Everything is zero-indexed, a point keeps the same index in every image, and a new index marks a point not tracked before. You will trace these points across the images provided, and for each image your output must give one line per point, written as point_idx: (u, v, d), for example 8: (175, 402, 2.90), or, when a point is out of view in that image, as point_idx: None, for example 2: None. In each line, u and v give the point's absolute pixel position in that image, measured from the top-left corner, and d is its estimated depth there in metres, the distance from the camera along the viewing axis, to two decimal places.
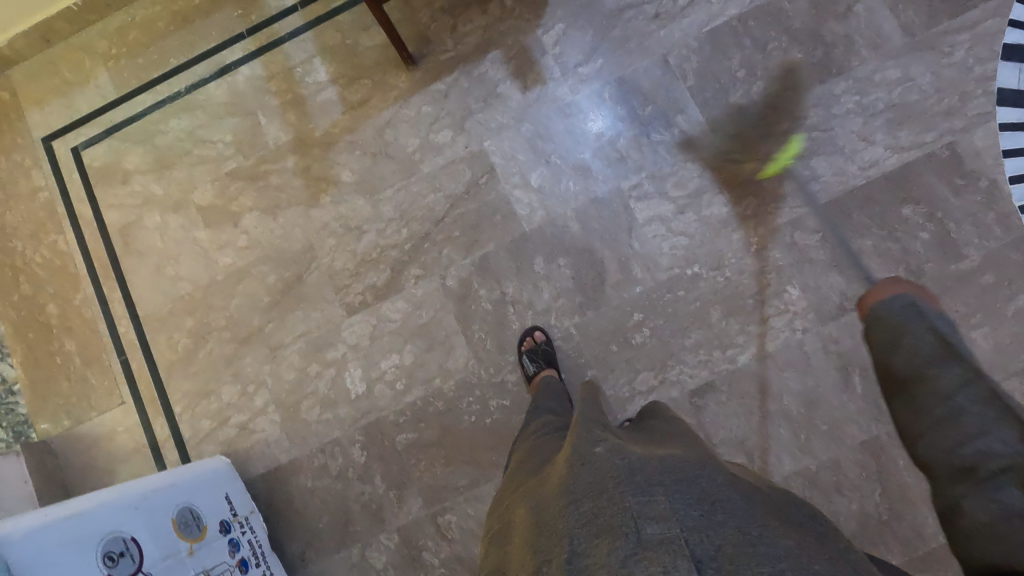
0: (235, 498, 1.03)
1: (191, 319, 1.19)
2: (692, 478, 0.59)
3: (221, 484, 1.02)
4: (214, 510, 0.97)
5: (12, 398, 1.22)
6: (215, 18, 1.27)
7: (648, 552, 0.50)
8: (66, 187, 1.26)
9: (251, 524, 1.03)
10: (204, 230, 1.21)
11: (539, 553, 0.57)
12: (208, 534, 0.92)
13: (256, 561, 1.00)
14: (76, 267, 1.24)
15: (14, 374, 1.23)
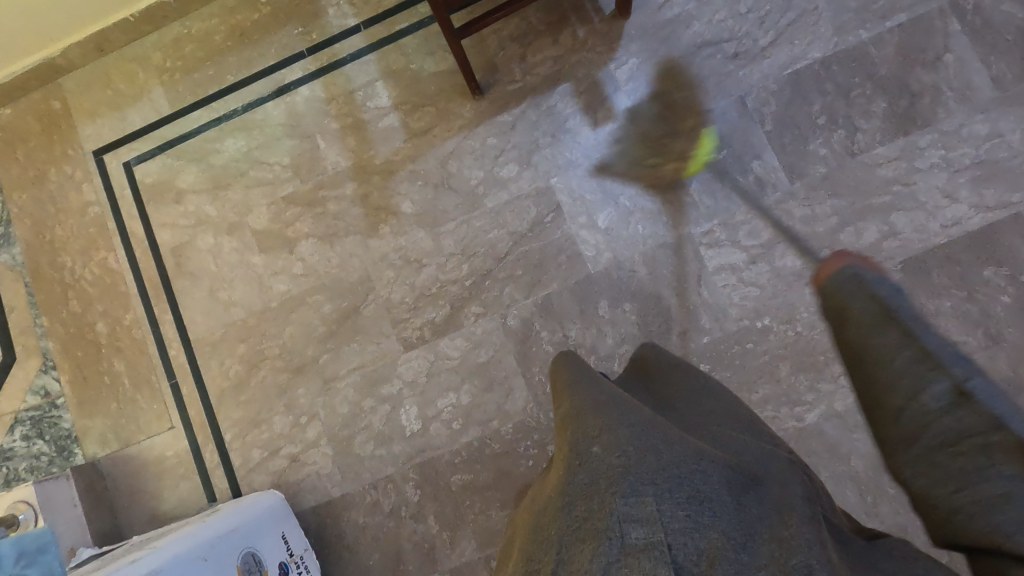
0: (291, 536, 1.02)
1: (244, 346, 1.17)
2: (687, 466, 0.51)
3: (278, 523, 1.01)
4: (273, 552, 0.96)
5: (57, 412, 1.21)
6: (275, 34, 1.23)
7: (631, 561, 0.44)
8: (116, 203, 1.24)
9: (306, 563, 1.02)
10: (259, 255, 1.19)
11: (529, 558, 0.51)
12: None
13: None
14: (125, 285, 1.22)
15: (59, 389, 1.22)
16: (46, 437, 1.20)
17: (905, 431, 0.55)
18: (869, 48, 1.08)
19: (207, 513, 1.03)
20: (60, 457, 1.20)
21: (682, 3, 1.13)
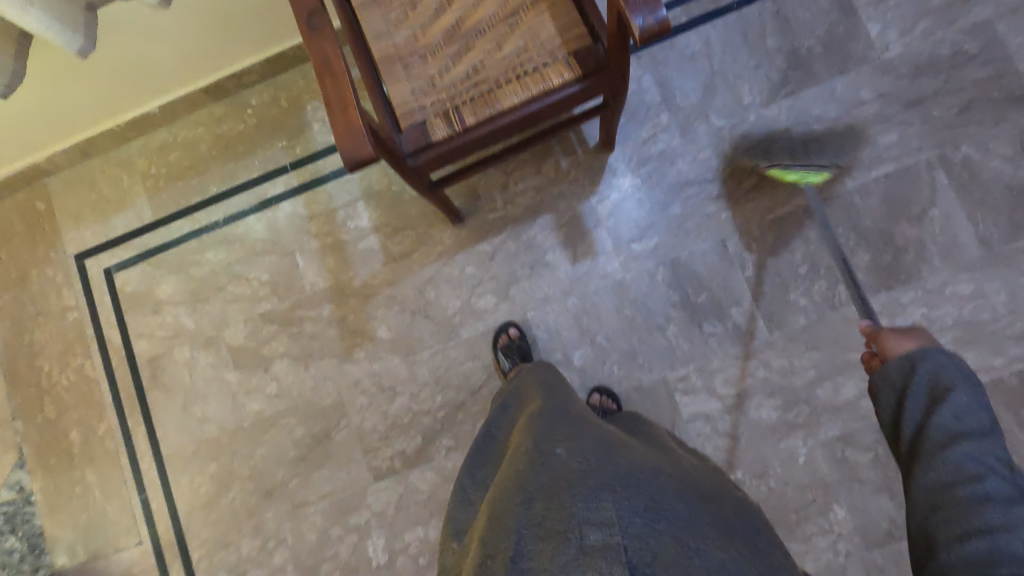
0: None
1: (215, 464, 1.17)
2: (645, 482, 0.60)
3: None
4: None
5: (29, 507, 1.21)
6: (260, 148, 1.23)
7: (588, 557, 0.52)
8: (97, 309, 1.24)
9: None
10: (234, 372, 1.18)
11: (485, 546, 0.59)
12: None
13: None
14: (101, 394, 1.21)
15: (31, 483, 1.22)
16: (16, 537, 1.20)
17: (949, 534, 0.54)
18: (854, 196, 1.07)
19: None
20: (31, 555, 1.20)
21: (667, 139, 1.12)
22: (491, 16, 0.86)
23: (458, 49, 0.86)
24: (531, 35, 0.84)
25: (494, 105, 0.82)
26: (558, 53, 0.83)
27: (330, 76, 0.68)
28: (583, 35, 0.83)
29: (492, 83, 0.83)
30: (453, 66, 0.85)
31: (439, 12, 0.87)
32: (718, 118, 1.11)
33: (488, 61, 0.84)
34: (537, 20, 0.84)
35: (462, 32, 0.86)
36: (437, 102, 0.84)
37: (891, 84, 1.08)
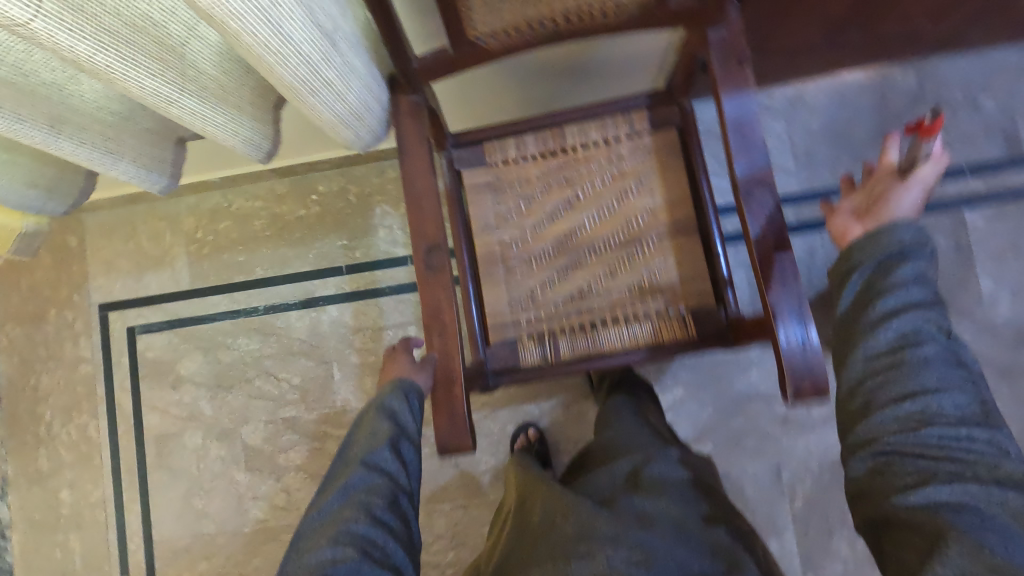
0: None
1: (206, 563, 1.12)
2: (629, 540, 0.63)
3: None
4: None
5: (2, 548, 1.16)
6: (317, 240, 1.14)
7: None
8: (112, 368, 1.17)
9: None
10: (244, 472, 1.13)
11: None
12: None
13: None
14: (101, 459, 1.16)
15: (8, 523, 1.16)
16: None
17: (893, 421, 0.55)
18: None
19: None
20: None
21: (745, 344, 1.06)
22: (611, 237, 0.77)
23: (566, 264, 0.78)
24: (651, 274, 0.77)
25: (597, 346, 0.76)
26: (675, 303, 0.76)
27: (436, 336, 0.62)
28: (707, 291, 0.76)
29: (596, 316, 0.77)
30: (558, 282, 0.78)
31: (555, 216, 0.79)
32: None
33: (598, 288, 0.77)
34: (661, 259, 0.76)
35: (576, 246, 0.78)
36: (533, 320, 0.77)
37: (990, 347, 1.02)
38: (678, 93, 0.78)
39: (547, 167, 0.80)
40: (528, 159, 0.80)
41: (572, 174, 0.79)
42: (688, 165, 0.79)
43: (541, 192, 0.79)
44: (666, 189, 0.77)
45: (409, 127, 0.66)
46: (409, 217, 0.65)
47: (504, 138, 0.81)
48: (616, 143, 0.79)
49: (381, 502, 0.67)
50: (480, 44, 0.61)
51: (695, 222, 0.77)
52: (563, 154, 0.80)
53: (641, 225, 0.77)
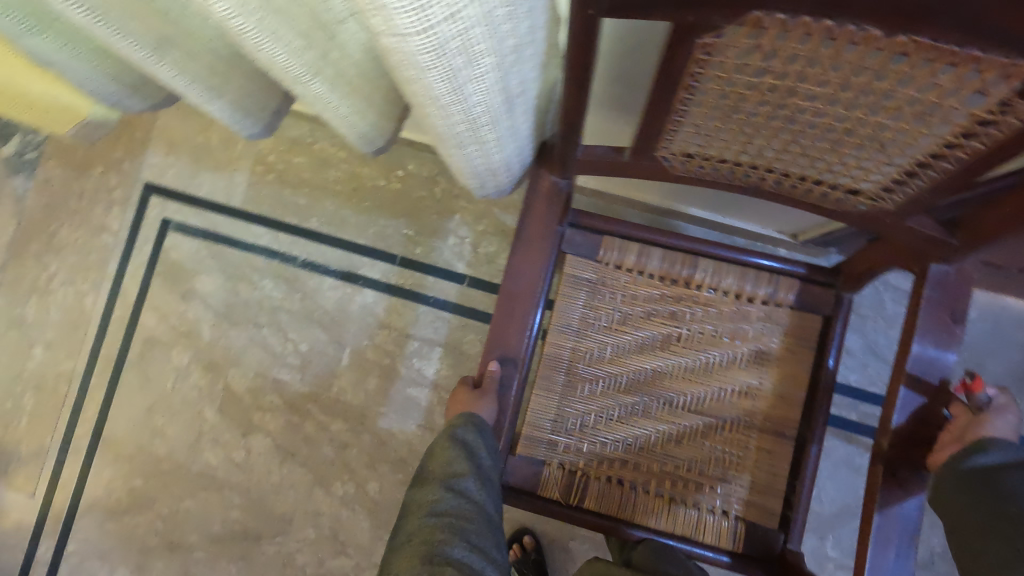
0: None
1: (141, 481, 1.07)
2: None
3: None
4: None
5: None
6: (383, 218, 1.05)
7: None
8: (132, 250, 1.11)
9: None
10: (215, 411, 1.07)
11: None
12: None
13: None
14: (84, 332, 1.11)
15: None
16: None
17: None
18: None
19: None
20: None
21: None
22: (698, 397, 0.73)
23: (633, 405, 0.73)
24: (714, 450, 0.73)
25: (623, 507, 0.72)
26: (732, 500, 0.72)
27: (487, 392, 0.71)
28: (773, 508, 0.72)
29: (644, 475, 0.72)
30: (615, 421, 0.73)
31: (644, 349, 0.73)
32: (833, 547, 0.94)
33: (660, 449, 0.73)
34: (739, 447, 0.72)
35: (654, 391, 0.73)
36: (570, 451, 0.73)
37: None
38: (843, 282, 0.72)
39: (661, 296, 0.74)
40: (639, 276, 0.74)
41: (684, 310, 0.73)
42: (816, 359, 0.73)
43: (638, 315, 0.74)
44: (780, 379, 0.73)
45: (539, 208, 0.69)
46: (500, 305, 0.71)
47: (629, 238, 0.75)
48: (747, 303, 0.73)
49: (474, 532, 0.66)
50: (664, 165, 0.56)
51: (793, 429, 0.73)
52: (688, 289, 0.74)
53: (734, 401, 0.73)
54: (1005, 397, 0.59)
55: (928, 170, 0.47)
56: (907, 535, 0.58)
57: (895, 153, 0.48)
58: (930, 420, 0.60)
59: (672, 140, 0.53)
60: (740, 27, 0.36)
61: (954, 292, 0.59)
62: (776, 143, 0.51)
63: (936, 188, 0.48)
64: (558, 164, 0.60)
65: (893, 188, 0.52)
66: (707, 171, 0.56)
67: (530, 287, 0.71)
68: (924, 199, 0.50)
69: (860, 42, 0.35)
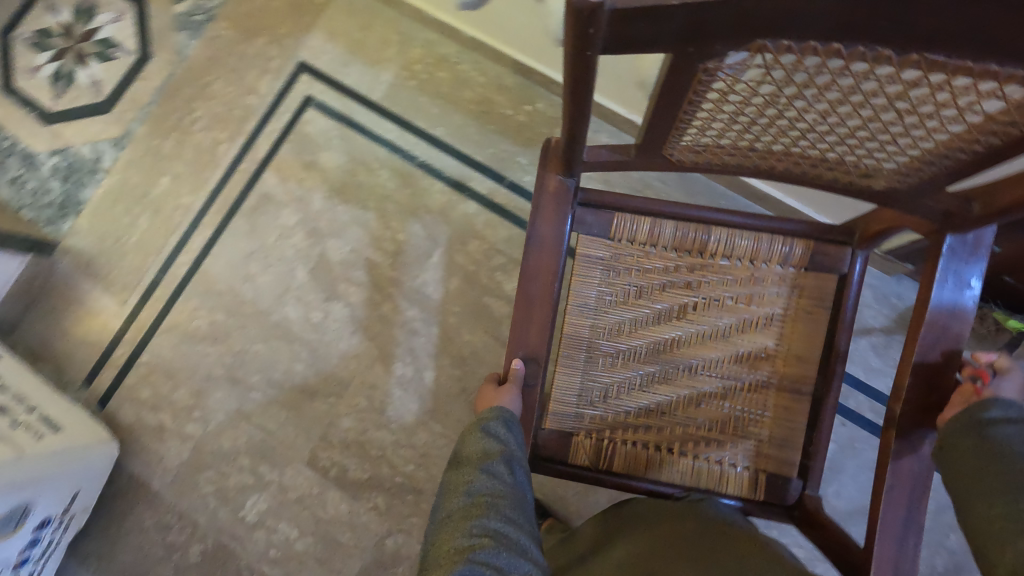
0: (80, 497, 1.02)
1: (223, 316, 1.17)
2: None
3: (82, 481, 1.01)
4: (50, 506, 0.96)
5: (90, 181, 1.25)
6: (503, 143, 1.16)
7: None
8: (272, 115, 1.22)
9: (69, 524, 1.02)
10: (306, 272, 1.16)
11: None
12: (17, 533, 0.92)
13: (36, 560, 0.99)
14: (210, 175, 1.22)
15: (109, 169, 1.25)
16: (61, 196, 1.25)
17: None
18: None
19: (45, 419, 1.00)
20: (53, 216, 1.24)
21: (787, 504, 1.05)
22: (715, 364, 0.77)
23: (653, 373, 0.78)
24: (729, 415, 0.78)
25: (652, 467, 0.78)
26: (753, 456, 0.78)
27: (512, 386, 0.73)
28: (793, 460, 0.77)
29: (649, 427, 0.78)
30: (635, 389, 0.78)
31: (661, 320, 0.78)
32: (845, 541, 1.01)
33: (674, 411, 0.78)
34: (758, 406, 0.77)
35: (667, 357, 0.78)
36: (596, 420, 0.78)
37: None
38: (858, 239, 0.75)
39: (675, 265, 0.77)
40: (653, 250, 0.78)
41: (698, 280, 0.77)
42: (830, 318, 0.77)
43: (662, 288, 0.78)
44: (792, 341, 0.77)
45: (549, 208, 0.71)
46: (517, 315, 0.73)
47: (641, 214, 0.77)
48: (764, 270, 0.77)
49: (510, 508, 0.63)
50: (670, 159, 0.60)
51: (809, 385, 0.77)
52: (700, 261, 0.77)
53: (751, 361, 0.78)
54: (1008, 360, 0.59)
55: (944, 158, 0.52)
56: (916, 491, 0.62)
57: (914, 147, 0.52)
58: (932, 382, 0.62)
59: (681, 142, 0.57)
60: (745, 53, 0.41)
61: (966, 255, 0.61)
62: (786, 139, 0.56)
63: (948, 174, 0.54)
64: (565, 164, 0.65)
65: (905, 176, 0.57)
66: (718, 164, 0.61)
67: (547, 289, 0.72)
68: (936, 184, 0.56)
69: (875, 59, 0.40)
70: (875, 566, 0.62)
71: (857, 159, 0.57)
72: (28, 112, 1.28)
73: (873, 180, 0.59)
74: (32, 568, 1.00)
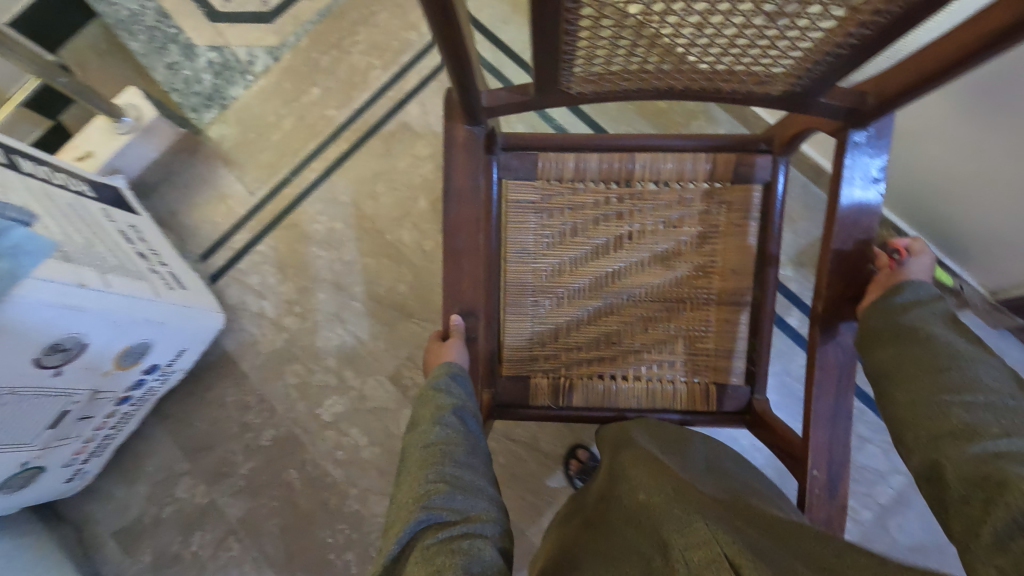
0: (184, 354, 1.08)
1: (341, 225, 1.23)
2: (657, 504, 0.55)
3: (190, 340, 1.07)
4: (161, 354, 1.02)
5: (240, 79, 1.32)
6: None
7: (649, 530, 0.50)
8: (427, 54, 1.30)
9: (167, 378, 1.08)
10: (427, 203, 1.23)
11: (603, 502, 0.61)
12: (131, 368, 0.97)
13: (133, 401, 1.05)
14: (357, 95, 1.29)
15: (261, 72, 1.32)
16: (211, 89, 1.33)
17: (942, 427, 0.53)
18: None
19: (171, 275, 1.06)
20: (200, 102, 1.32)
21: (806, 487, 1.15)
22: (651, 288, 0.85)
23: (599, 305, 0.85)
24: (673, 342, 0.86)
25: (608, 389, 0.86)
26: (699, 373, 0.86)
27: (455, 342, 0.78)
28: (735, 366, 0.86)
29: (596, 356, 0.86)
30: (585, 322, 0.86)
31: (599, 255, 0.85)
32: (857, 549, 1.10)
33: (622, 338, 0.86)
34: (701, 322, 0.85)
35: (610, 290, 0.85)
36: (550, 356, 0.86)
37: None
38: (777, 144, 0.82)
39: (605, 194, 0.84)
40: (585, 183, 0.84)
41: (634, 207, 0.84)
42: (761, 226, 0.84)
43: (602, 220, 0.84)
44: (728, 256, 0.84)
45: (461, 159, 0.76)
46: (450, 268, 0.79)
47: (564, 150, 0.84)
48: (693, 192, 0.84)
49: (465, 454, 0.64)
50: (572, 93, 0.63)
51: (747, 292, 0.85)
52: (629, 188, 0.84)
53: (690, 286, 0.85)
54: (920, 243, 0.69)
55: (836, 48, 0.55)
56: (845, 374, 0.72)
57: (804, 42, 0.55)
58: (850, 276, 0.71)
59: (576, 74, 0.60)
60: None
61: (869, 147, 0.68)
62: (676, 57, 0.59)
63: (836, 65, 0.57)
64: (471, 112, 0.69)
65: (798, 74, 0.59)
66: (617, 88, 0.63)
67: (472, 239, 0.78)
68: (826, 77, 0.58)
69: None
70: (812, 455, 0.70)
71: (750, 65, 0.59)
72: (197, 7, 1.31)
73: (772, 84, 0.61)
74: (128, 408, 1.06)
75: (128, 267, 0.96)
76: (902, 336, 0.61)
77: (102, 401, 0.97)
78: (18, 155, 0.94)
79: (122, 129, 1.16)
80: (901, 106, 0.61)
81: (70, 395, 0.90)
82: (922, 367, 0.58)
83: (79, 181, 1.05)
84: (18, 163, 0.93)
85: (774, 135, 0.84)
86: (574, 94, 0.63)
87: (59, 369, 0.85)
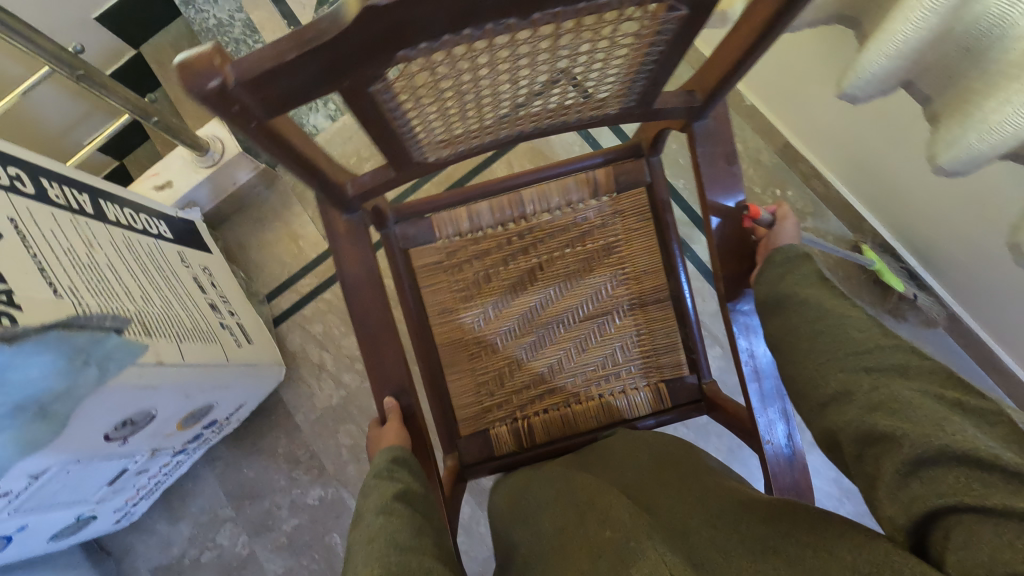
0: (241, 407, 1.12)
1: None
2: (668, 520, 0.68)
3: (248, 396, 1.11)
4: (221, 410, 1.05)
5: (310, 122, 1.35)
6: None
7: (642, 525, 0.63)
8: None
9: (222, 428, 1.12)
10: None
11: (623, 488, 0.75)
12: (190, 428, 1.01)
13: (188, 450, 1.09)
14: None
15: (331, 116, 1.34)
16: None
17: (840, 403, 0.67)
18: None
19: (239, 329, 1.10)
20: None
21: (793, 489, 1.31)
22: (578, 313, 0.98)
23: (529, 338, 0.98)
24: (614, 352, 0.98)
25: (559, 405, 0.98)
26: (649, 376, 0.99)
27: (390, 422, 0.86)
28: (680, 360, 1.00)
29: (543, 390, 0.98)
30: (529, 357, 0.98)
31: (518, 294, 0.98)
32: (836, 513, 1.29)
33: (554, 375, 0.98)
34: (632, 328, 0.98)
35: (540, 324, 0.98)
36: (502, 395, 0.97)
37: None
38: (645, 147, 0.97)
39: (508, 236, 0.98)
40: (485, 229, 0.98)
41: (532, 249, 0.98)
42: (660, 230, 0.99)
43: (507, 268, 0.98)
44: (635, 258, 0.99)
45: (348, 246, 0.89)
46: (367, 353, 0.88)
47: (457, 212, 0.98)
48: (584, 209, 0.99)
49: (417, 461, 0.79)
50: (429, 159, 0.88)
51: (664, 292, 0.99)
52: (525, 226, 0.99)
53: (607, 304, 0.98)
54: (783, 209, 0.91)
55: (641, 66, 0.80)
56: (758, 362, 0.88)
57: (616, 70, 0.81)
58: (739, 253, 0.93)
59: (427, 142, 0.84)
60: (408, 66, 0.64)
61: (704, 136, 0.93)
62: (519, 107, 0.85)
63: (653, 71, 0.81)
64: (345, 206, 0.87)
65: (626, 93, 0.86)
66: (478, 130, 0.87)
67: (379, 320, 0.88)
68: (649, 86, 0.85)
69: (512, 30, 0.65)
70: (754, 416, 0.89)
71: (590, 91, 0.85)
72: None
73: (610, 106, 0.89)
74: (182, 456, 1.09)
75: (203, 328, 0.99)
76: (788, 300, 0.80)
77: (161, 456, 1.00)
78: (103, 200, 0.96)
79: (206, 162, 1.20)
80: (718, 95, 0.88)
81: (134, 456, 0.93)
82: (808, 333, 0.75)
83: (156, 220, 1.08)
84: (102, 210, 0.94)
85: (640, 142, 0.99)
86: (432, 162, 0.89)
87: (128, 438, 0.88)
